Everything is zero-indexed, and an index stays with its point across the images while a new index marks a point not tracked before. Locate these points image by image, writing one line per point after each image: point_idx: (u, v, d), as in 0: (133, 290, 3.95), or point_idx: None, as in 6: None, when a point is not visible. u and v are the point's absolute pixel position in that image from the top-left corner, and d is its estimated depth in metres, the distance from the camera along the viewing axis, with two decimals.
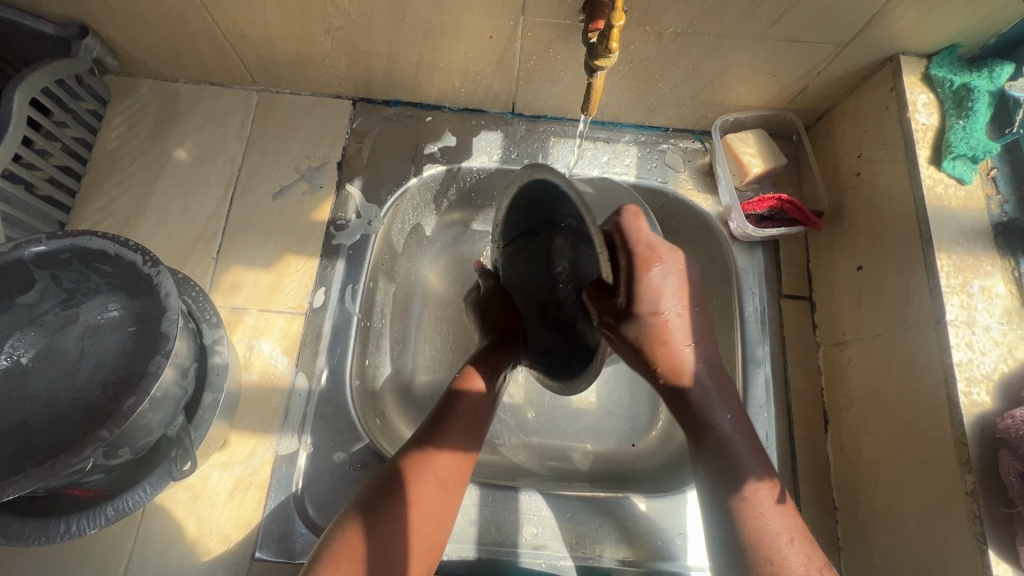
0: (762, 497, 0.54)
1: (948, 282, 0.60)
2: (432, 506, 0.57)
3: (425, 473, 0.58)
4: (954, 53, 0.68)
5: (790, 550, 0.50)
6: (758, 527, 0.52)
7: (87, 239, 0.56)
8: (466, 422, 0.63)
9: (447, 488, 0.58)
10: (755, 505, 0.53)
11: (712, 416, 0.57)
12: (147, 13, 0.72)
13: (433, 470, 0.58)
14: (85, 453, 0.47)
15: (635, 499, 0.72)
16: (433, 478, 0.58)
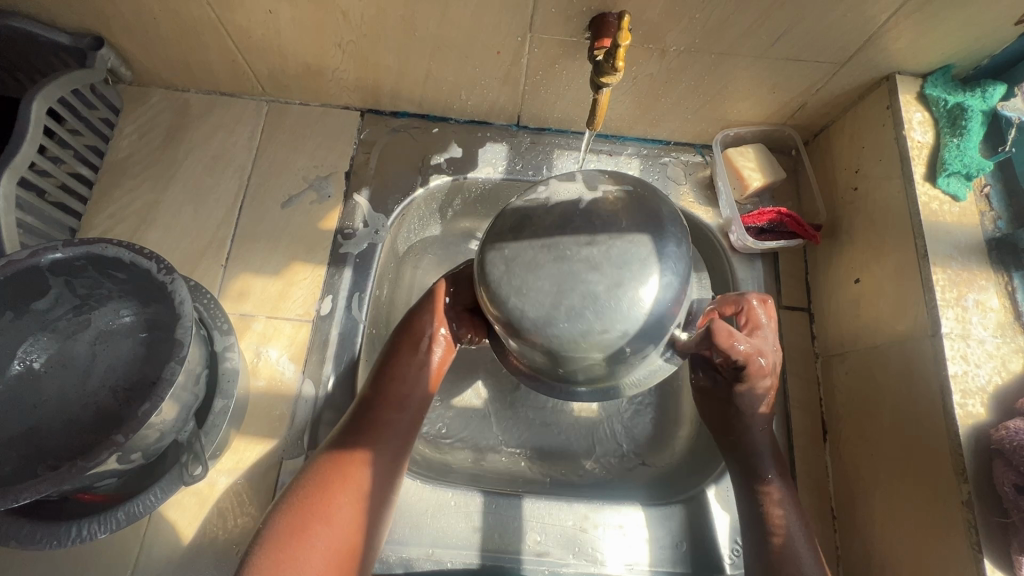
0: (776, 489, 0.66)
1: (944, 295, 0.62)
2: (393, 442, 0.63)
3: (381, 417, 0.63)
4: (948, 73, 0.70)
5: (800, 532, 0.63)
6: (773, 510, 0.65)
7: (102, 247, 0.57)
8: (396, 393, 0.64)
9: (407, 424, 0.64)
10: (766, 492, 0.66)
11: (751, 418, 0.68)
12: (163, 26, 0.73)
13: (387, 412, 0.64)
14: (101, 458, 0.48)
15: (636, 508, 0.73)
16: (388, 421, 0.63)
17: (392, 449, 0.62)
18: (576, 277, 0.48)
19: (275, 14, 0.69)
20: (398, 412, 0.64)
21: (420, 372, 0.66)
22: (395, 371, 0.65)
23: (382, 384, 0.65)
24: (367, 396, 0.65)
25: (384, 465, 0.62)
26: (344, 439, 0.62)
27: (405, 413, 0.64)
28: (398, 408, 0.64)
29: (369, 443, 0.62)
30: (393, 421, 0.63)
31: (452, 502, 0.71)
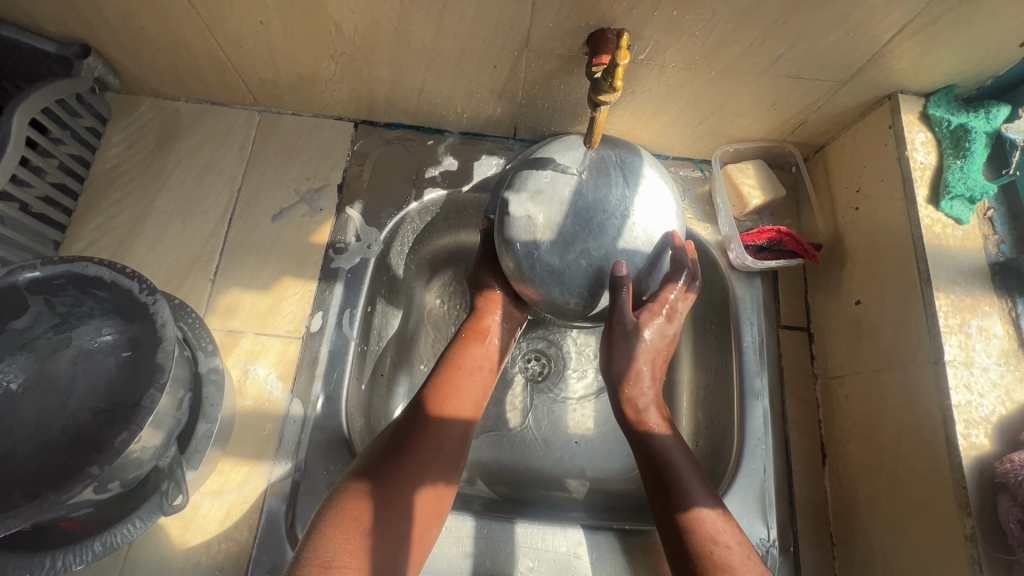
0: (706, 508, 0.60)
1: (947, 321, 0.60)
2: (440, 469, 0.63)
3: (427, 438, 0.63)
4: (951, 93, 0.69)
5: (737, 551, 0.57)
6: (705, 530, 0.58)
7: (83, 265, 0.56)
8: (443, 420, 0.65)
9: (446, 450, 0.64)
10: (695, 509, 0.60)
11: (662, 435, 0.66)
12: (151, 34, 0.72)
13: (434, 433, 0.64)
14: (74, 490, 0.47)
15: (618, 537, 0.71)
16: (435, 443, 0.63)
17: (434, 474, 0.62)
18: (601, 254, 0.63)
19: (265, 24, 0.68)
20: (435, 442, 0.63)
21: (478, 365, 0.71)
22: (456, 382, 0.68)
23: (438, 403, 0.66)
24: (401, 426, 0.64)
25: (421, 492, 0.60)
26: (382, 461, 0.61)
27: (449, 438, 0.65)
28: (445, 430, 0.65)
29: (412, 462, 0.61)
30: (439, 444, 0.64)
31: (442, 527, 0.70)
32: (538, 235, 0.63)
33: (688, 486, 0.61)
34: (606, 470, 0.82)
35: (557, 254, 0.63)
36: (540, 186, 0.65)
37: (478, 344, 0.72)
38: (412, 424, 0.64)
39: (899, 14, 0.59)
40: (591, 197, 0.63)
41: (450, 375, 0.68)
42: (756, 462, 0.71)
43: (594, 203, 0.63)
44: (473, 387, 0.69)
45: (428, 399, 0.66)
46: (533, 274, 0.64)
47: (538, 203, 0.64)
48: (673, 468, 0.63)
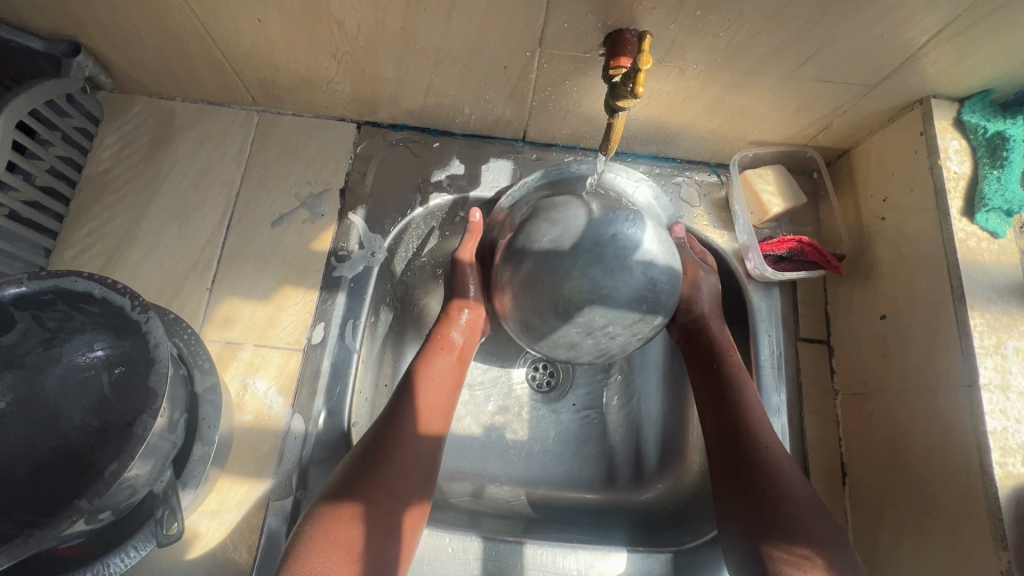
0: (801, 538, 0.54)
1: (982, 342, 0.58)
2: (415, 487, 0.60)
3: (394, 455, 0.60)
4: (987, 98, 0.65)
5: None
6: (790, 559, 0.53)
7: (71, 280, 0.52)
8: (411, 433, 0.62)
9: (417, 465, 0.61)
10: (789, 537, 0.54)
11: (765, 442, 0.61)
12: (143, 32, 0.68)
13: (404, 447, 0.61)
14: (61, 526, 0.44)
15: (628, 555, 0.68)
16: (403, 459, 0.60)
17: (411, 490, 0.60)
18: (619, 280, 0.59)
19: (264, 23, 0.64)
20: (405, 459, 0.60)
21: (441, 379, 0.68)
22: (421, 396, 0.66)
23: (404, 418, 0.63)
24: (371, 439, 0.61)
25: (395, 510, 0.58)
26: (355, 480, 0.58)
27: (419, 453, 0.62)
28: (417, 446, 0.62)
29: (387, 483, 0.58)
30: (405, 459, 0.61)
31: (449, 547, 0.67)
32: (551, 271, 0.59)
33: (789, 510, 0.56)
34: (616, 485, 0.79)
35: (572, 291, 0.59)
36: (547, 225, 0.62)
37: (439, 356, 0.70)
38: (383, 439, 0.61)
39: (938, 15, 0.55)
40: (606, 226, 0.60)
41: (418, 387, 0.66)
42: None
43: (608, 231, 0.60)
44: (439, 402, 0.67)
45: (399, 415, 0.63)
46: (547, 312, 0.60)
47: (549, 243, 0.61)
48: (771, 488, 0.57)
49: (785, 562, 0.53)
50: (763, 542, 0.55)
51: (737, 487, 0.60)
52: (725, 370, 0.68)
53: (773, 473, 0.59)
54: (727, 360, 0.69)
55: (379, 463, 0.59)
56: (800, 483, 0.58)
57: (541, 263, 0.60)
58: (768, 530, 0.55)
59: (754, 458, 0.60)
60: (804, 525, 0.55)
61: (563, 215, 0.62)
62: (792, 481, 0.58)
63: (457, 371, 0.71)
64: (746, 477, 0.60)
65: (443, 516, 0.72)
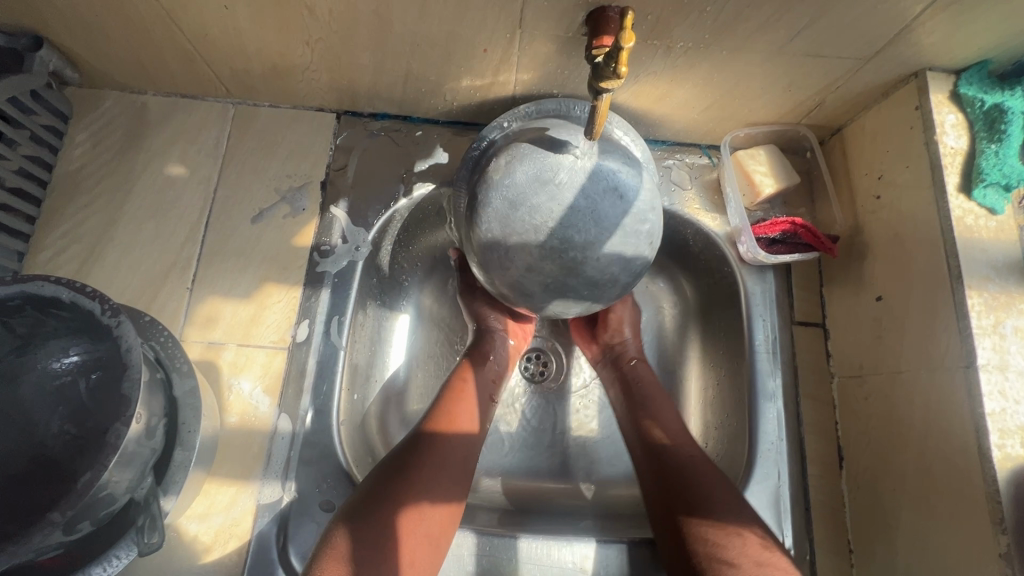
0: (727, 523, 0.56)
1: (979, 322, 0.57)
2: (444, 494, 0.60)
3: (430, 457, 0.61)
4: (984, 69, 0.63)
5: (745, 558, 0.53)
6: (719, 537, 0.55)
7: (39, 284, 0.51)
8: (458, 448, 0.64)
9: (449, 470, 0.62)
10: (718, 520, 0.57)
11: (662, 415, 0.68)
12: (106, 22, 0.65)
13: (428, 457, 0.61)
14: (35, 540, 0.43)
15: (596, 546, 0.67)
16: (438, 462, 0.61)
17: (436, 499, 0.59)
18: (588, 266, 0.59)
19: (231, 9, 0.61)
20: (433, 466, 0.61)
21: (478, 389, 0.70)
22: (458, 403, 0.67)
23: (442, 422, 0.65)
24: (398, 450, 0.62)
25: (419, 522, 0.57)
26: (383, 484, 0.58)
27: (450, 452, 0.63)
28: (443, 452, 0.62)
29: (414, 488, 0.58)
30: (437, 461, 0.61)
31: None
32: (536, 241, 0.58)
33: (708, 498, 0.58)
34: (614, 474, 0.79)
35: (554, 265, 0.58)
36: (540, 172, 0.58)
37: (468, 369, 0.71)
38: (415, 443, 0.62)
39: None
40: (588, 204, 0.57)
41: (458, 390, 0.69)
42: (770, 468, 0.68)
43: (589, 203, 0.57)
44: (462, 401, 0.67)
45: (431, 423, 0.65)
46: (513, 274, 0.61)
47: (537, 198, 0.57)
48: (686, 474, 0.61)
49: (717, 549, 0.55)
50: (694, 529, 0.57)
51: (666, 478, 0.61)
52: (642, 384, 0.72)
53: (690, 464, 0.62)
54: (636, 363, 0.75)
55: (410, 469, 0.60)
56: (716, 479, 0.60)
57: (522, 222, 0.58)
58: (690, 513, 0.58)
59: (670, 454, 0.63)
60: (727, 510, 0.57)
61: (565, 171, 0.58)
62: (708, 474, 0.61)
63: (494, 388, 0.73)
64: (668, 468, 0.62)
65: None
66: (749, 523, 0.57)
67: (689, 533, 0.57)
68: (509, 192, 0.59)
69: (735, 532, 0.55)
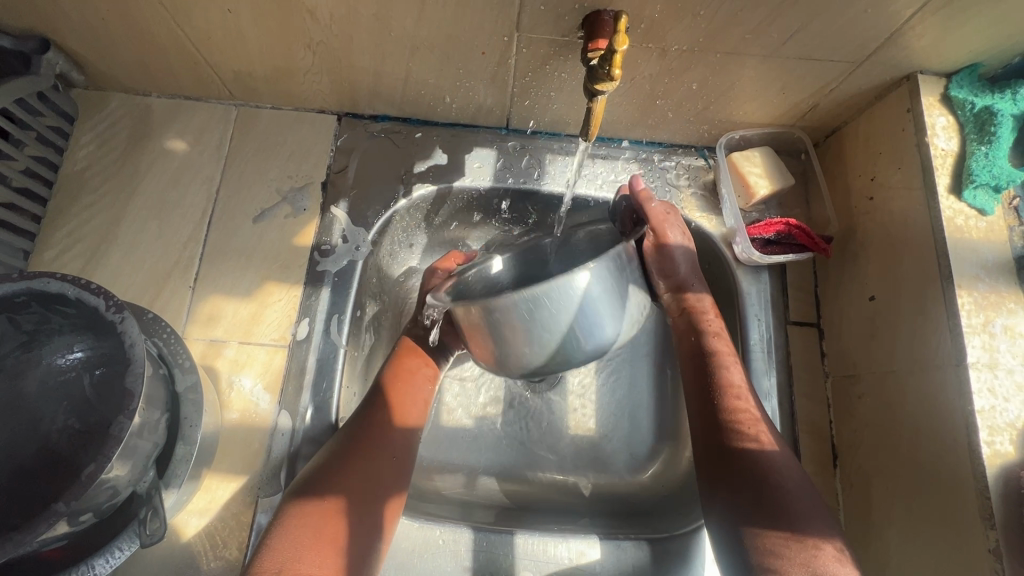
0: (810, 536, 0.54)
1: (969, 321, 0.57)
2: (391, 480, 0.62)
3: (381, 442, 0.63)
4: (975, 72, 0.64)
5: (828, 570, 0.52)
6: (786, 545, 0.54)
7: (45, 281, 0.52)
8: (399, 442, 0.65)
9: (397, 452, 0.64)
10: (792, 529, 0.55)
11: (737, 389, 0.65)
12: (112, 26, 0.66)
13: (374, 446, 0.62)
14: (40, 529, 0.44)
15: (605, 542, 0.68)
16: (388, 448, 0.63)
17: (385, 486, 0.61)
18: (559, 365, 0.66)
19: (235, 13, 0.63)
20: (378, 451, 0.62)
21: (419, 383, 0.71)
22: (401, 394, 0.68)
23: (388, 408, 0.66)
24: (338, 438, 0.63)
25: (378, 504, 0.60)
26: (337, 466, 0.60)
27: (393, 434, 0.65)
28: (388, 440, 0.64)
29: (362, 473, 0.60)
30: (388, 445, 0.63)
31: (439, 540, 0.67)
32: (529, 333, 0.60)
33: (789, 503, 0.56)
34: (610, 473, 0.79)
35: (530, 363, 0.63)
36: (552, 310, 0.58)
37: (417, 360, 0.72)
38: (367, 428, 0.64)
39: None
40: (583, 330, 0.61)
41: (401, 372, 0.70)
42: None
43: (585, 334, 0.61)
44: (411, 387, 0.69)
45: (372, 413, 0.65)
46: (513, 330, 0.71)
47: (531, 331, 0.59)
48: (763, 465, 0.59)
49: (785, 555, 0.53)
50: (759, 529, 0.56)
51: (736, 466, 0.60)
52: (709, 345, 0.68)
53: (766, 458, 0.59)
54: (707, 318, 0.70)
55: (363, 453, 0.61)
56: (805, 491, 0.57)
57: (507, 329, 0.59)
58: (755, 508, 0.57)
59: (748, 442, 0.61)
60: (808, 521, 0.55)
61: (548, 318, 0.59)
62: (788, 478, 0.58)
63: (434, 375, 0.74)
64: (741, 453, 0.60)
65: (435, 509, 0.71)
66: (826, 534, 0.55)
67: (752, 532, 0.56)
68: (509, 320, 0.59)
69: (811, 546, 0.53)
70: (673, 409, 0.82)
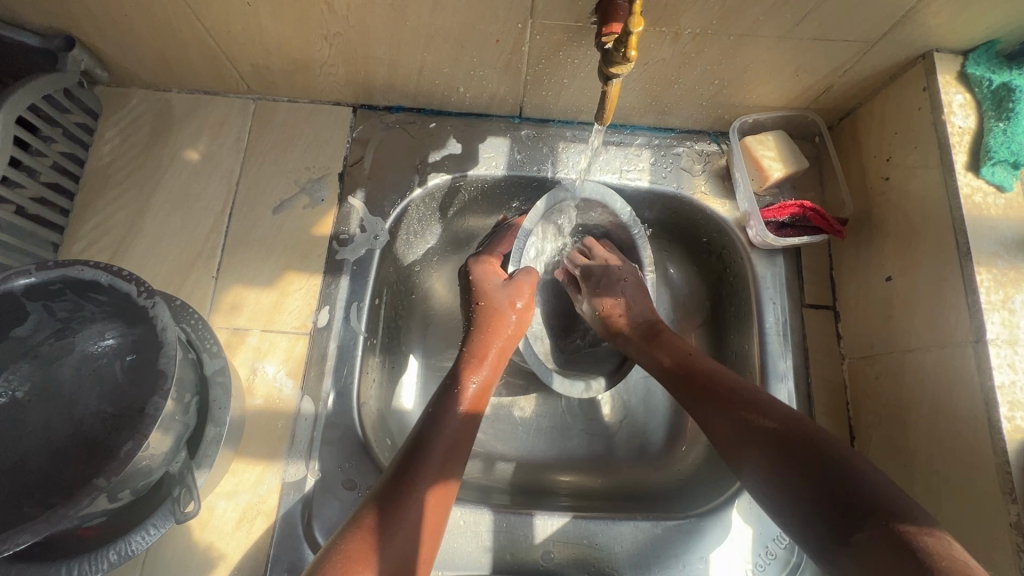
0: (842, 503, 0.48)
1: (988, 298, 0.57)
2: (455, 466, 0.59)
3: (426, 464, 0.57)
4: (992, 49, 0.64)
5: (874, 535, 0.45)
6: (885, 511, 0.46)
7: (79, 269, 0.54)
8: (455, 425, 0.62)
9: (461, 441, 0.61)
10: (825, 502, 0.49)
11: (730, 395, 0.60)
12: (135, 23, 0.68)
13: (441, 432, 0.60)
14: (82, 503, 0.46)
15: (631, 523, 0.69)
16: (459, 431, 0.61)
17: (443, 469, 0.58)
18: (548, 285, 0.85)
19: (254, 7, 0.64)
20: (443, 441, 0.60)
21: (502, 352, 0.70)
22: (485, 377, 0.67)
23: (431, 433, 0.60)
24: (411, 435, 0.61)
25: (441, 493, 0.57)
26: (385, 501, 0.54)
27: (437, 451, 0.59)
28: (461, 422, 0.62)
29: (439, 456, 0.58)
30: (435, 471, 0.57)
31: (461, 521, 0.68)
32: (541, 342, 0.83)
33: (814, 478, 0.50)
34: (626, 458, 0.81)
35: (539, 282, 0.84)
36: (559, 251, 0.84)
37: (463, 377, 0.67)
38: (411, 450, 0.58)
39: None
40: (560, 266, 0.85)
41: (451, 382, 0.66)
42: None
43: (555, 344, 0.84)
44: (451, 408, 0.63)
45: (449, 390, 0.65)
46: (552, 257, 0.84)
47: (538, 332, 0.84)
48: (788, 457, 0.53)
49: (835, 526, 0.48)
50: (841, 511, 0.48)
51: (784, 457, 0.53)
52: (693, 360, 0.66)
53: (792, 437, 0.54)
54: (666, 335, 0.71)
55: (409, 475, 0.56)
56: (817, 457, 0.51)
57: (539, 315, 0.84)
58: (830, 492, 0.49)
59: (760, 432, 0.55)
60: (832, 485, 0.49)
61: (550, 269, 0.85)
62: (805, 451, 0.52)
63: (511, 339, 0.71)
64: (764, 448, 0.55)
65: None
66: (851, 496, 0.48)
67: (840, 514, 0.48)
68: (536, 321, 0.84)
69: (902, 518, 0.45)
70: None
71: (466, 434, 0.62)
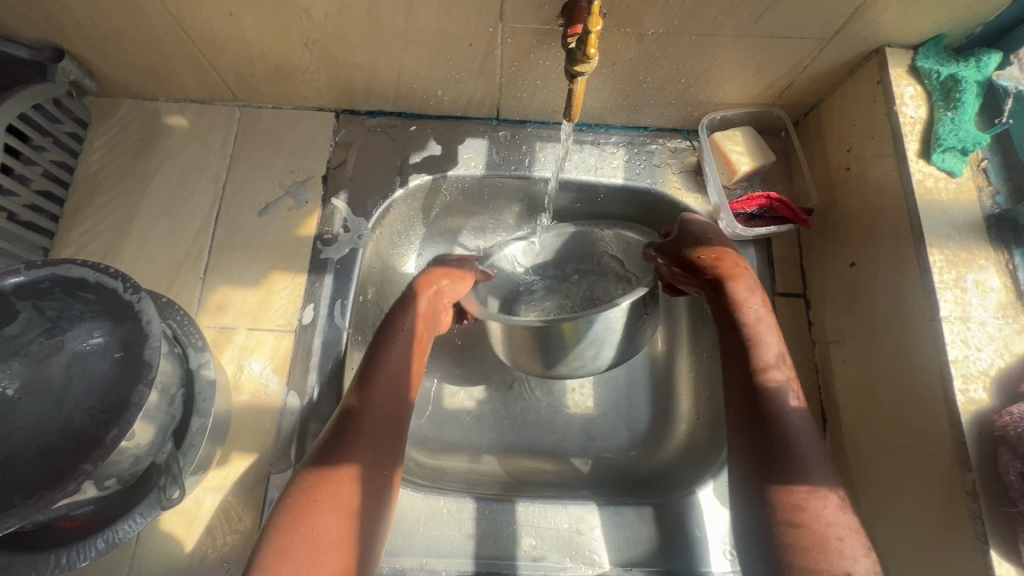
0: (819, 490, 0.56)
1: (941, 277, 0.60)
2: (388, 443, 0.61)
3: (365, 439, 0.59)
4: (941, 42, 0.67)
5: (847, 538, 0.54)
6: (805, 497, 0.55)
7: (67, 267, 0.57)
8: (388, 404, 0.63)
9: (390, 421, 0.62)
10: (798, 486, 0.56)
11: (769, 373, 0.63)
12: (122, 34, 0.71)
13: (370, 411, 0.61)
14: (69, 488, 0.47)
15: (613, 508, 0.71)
16: (384, 414, 0.62)
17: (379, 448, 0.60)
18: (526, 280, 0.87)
19: (235, 16, 0.67)
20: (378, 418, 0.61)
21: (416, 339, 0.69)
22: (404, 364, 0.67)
23: (362, 406, 0.61)
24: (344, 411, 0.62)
25: (380, 466, 0.59)
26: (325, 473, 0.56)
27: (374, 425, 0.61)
28: (381, 403, 0.62)
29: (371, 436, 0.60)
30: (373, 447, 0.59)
31: (444, 510, 0.69)
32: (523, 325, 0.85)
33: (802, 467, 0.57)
34: (609, 448, 0.83)
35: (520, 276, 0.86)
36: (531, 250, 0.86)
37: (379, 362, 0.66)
38: (347, 430, 0.59)
39: None
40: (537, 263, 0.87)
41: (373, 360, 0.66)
42: None
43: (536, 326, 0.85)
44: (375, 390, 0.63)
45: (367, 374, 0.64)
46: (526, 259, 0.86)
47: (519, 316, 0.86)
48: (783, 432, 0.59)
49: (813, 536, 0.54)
50: (784, 493, 0.56)
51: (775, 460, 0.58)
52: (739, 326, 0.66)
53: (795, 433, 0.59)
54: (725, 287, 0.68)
55: (348, 448, 0.58)
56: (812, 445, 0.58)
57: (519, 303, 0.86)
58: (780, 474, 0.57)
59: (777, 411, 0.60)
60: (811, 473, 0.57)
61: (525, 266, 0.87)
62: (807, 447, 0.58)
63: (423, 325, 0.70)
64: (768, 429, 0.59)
65: (440, 482, 0.74)
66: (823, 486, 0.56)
67: (776, 497, 0.56)
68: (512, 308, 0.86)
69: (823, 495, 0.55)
70: (667, 384, 0.86)
71: (400, 413, 0.64)
